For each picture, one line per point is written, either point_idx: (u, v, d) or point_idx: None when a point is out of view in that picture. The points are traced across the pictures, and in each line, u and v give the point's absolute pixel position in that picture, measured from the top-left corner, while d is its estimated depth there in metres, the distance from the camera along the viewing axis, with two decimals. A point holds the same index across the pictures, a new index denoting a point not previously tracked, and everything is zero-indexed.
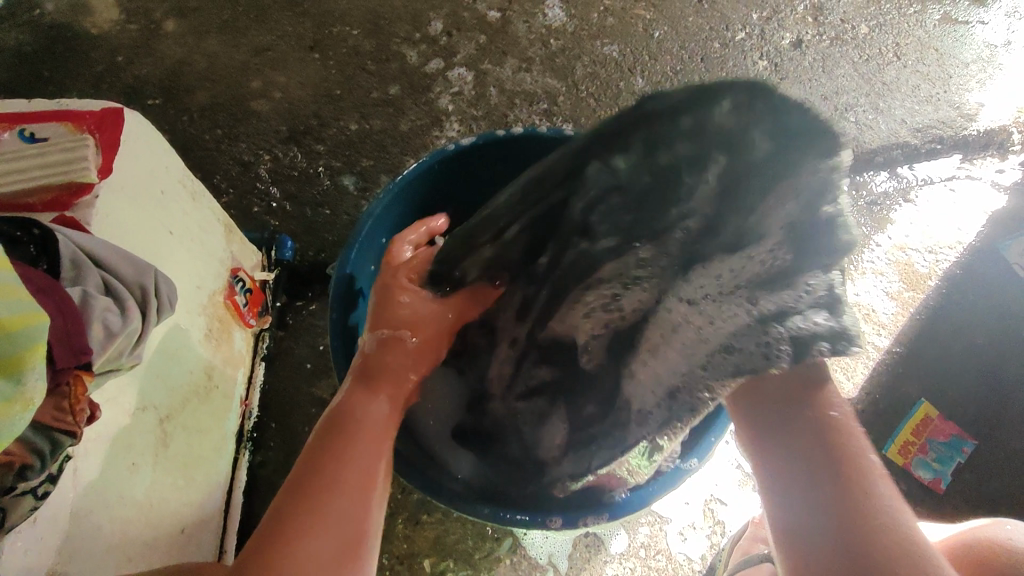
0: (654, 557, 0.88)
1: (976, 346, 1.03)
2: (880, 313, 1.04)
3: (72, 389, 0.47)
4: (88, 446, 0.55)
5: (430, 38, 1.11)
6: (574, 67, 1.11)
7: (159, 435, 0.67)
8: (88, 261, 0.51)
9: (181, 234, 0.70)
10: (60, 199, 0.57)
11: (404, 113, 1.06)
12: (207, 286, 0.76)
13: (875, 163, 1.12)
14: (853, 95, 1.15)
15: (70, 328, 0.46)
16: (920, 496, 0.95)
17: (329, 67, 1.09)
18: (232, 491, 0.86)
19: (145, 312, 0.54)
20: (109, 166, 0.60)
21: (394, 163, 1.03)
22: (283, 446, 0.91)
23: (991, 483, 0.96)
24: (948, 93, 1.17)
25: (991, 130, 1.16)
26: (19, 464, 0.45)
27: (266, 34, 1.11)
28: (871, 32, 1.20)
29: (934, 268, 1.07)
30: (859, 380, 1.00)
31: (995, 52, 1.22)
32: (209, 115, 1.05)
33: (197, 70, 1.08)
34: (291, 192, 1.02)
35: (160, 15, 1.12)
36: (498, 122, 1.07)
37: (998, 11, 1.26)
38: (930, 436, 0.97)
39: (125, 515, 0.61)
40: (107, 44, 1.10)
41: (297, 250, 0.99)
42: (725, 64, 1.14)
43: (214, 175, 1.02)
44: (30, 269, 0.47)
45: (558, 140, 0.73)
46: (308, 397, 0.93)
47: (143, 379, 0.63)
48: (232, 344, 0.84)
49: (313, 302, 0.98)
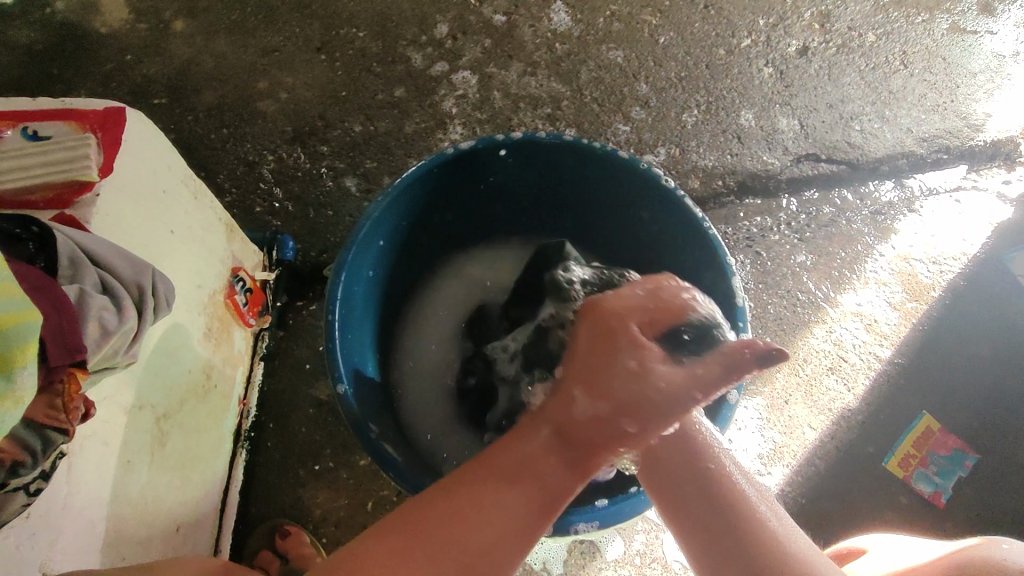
0: (649, 565, 0.88)
1: (980, 358, 1.02)
2: (882, 323, 1.03)
3: (66, 387, 0.47)
4: (83, 444, 0.55)
5: (436, 41, 1.11)
6: (579, 71, 1.11)
7: (155, 434, 0.67)
8: (85, 259, 0.52)
9: (182, 233, 0.71)
10: (62, 196, 0.57)
11: (409, 115, 1.07)
12: (208, 285, 0.76)
13: (880, 172, 1.11)
14: (860, 104, 1.14)
15: (64, 326, 0.46)
16: (921, 509, 0.94)
17: (335, 68, 1.09)
18: (229, 490, 0.86)
19: (142, 311, 0.55)
20: (109, 165, 0.60)
21: (398, 165, 1.04)
22: (280, 446, 0.91)
23: (991, 497, 0.95)
24: (955, 103, 1.16)
25: (998, 141, 1.15)
26: (10, 461, 0.45)
27: (274, 35, 1.12)
28: (878, 40, 1.19)
29: (937, 279, 1.07)
30: (859, 390, 0.99)
31: (1003, 62, 1.22)
32: (216, 115, 1.06)
33: (204, 70, 1.09)
34: (294, 193, 1.02)
35: (169, 15, 1.13)
36: (502, 126, 1.07)
37: (1007, 20, 1.25)
38: (931, 448, 0.96)
39: (119, 513, 0.61)
40: (116, 44, 1.11)
41: (299, 250, 0.99)
42: (730, 71, 1.14)
43: (218, 175, 1.03)
44: (26, 266, 0.47)
45: (560, 145, 0.73)
46: (307, 398, 0.93)
47: (139, 378, 0.63)
48: (232, 344, 0.84)
49: (313, 303, 0.98)
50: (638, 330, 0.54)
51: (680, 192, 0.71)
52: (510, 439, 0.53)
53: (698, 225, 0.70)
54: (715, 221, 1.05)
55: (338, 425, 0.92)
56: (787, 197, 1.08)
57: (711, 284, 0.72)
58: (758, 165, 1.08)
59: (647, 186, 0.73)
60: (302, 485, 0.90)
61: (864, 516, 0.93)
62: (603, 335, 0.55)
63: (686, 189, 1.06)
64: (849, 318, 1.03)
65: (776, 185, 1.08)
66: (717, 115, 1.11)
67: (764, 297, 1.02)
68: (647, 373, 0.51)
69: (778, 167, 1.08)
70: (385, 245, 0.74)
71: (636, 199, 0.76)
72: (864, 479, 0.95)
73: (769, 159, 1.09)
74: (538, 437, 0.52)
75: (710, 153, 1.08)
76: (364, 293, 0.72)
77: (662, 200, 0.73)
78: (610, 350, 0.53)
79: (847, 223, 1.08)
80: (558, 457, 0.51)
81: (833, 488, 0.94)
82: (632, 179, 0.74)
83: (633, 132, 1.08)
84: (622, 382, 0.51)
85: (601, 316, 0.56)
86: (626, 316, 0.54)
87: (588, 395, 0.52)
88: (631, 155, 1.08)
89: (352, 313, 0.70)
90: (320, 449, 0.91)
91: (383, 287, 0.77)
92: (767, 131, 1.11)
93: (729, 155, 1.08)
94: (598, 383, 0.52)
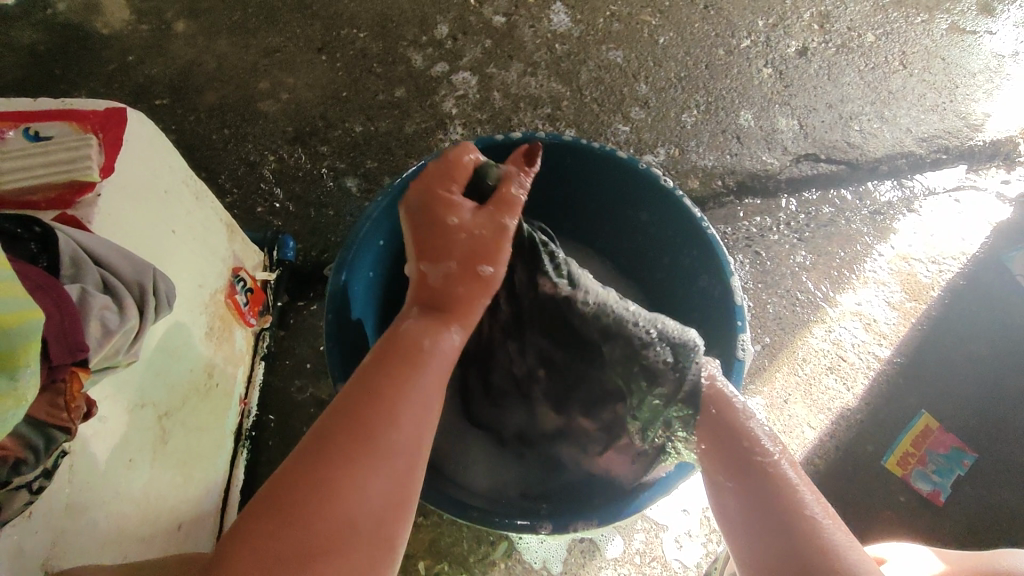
0: (649, 564, 0.88)
1: (980, 358, 1.02)
2: (881, 323, 1.03)
3: (68, 385, 0.47)
4: (85, 442, 0.55)
5: (437, 42, 1.12)
6: (579, 72, 1.11)
7: (157, 432, 0.67)
8: (88, 260, 0.52)
9: (184, 233, 0.71)
10: (64, 197, 0.58)
11: (409, 115, 1.07)
12: (209, 284, 0.76)
13: (880, 172, 1.11)
14: (859, 104, 1.15)
15: (67, 325, 0.47)
16: (921, 508, 0.94)
17: (336, 69, 1.09)
18: (230, 489, 0.86)
19: (143, 310, 0.55)
20: (111, 166, 0.60)
21: (398, 165, 1.04)
22: (282, 445, 0.91)
23: (991, 497, 0.95)
24: (954, 103, 1.17)
25: (998, 141, 1.15)
26: (13, 458, 0.46)
27: (275, 35, 1.12)
28: (877, 40, 1.20)
29: (937, 279, 1.07)
30: (858, 390, 0.99)
31: (1002, 62, 1.22)
32: (217, 115, 1.06)
33: (206, 70, 1.09)
34: (295, 193, 1.02)
35: (170, 15, 1.13)
36: (503, 126, 1.07)
37: (1006, 21, 1.25)
38: (930, 447, 0.96)
39: (121, 511, 0.61)
40: (118, 44, 1.11)
41: (300, 250, 1.00)
42: (730, 71, 1.14)
43: (220, 175, 1.03)
44: (28, 266, 0.47)
45: (559, 145, 0.73)
46: (307, 397, 0.94)
47: (141, 377, 0.63)
48: (233, 343, 0.84)
49: (314, 303, 0.98)
50: (444, 190, 0.60)
51: (679, 192, 0.71)
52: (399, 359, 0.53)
53: (697, 225, 0.71)
54: (715, 221, 1.05)
55: None
56: (786, 198, 1.08)
57: (710, 284, 0.72)
58: (758, 165, 1.08)
59: (646, 186, 0.73)
60: None
61: (864, 515, 0.93)
62: (442, 203, 0.59)
63: (686, 189, 1.07)
64: (848, 318, 1.03)
65: (775, 185, 1.08)
66: (716, 115, 1.11)
67: (764, 297, 1.03)
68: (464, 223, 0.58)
69: (777, 167, 1.09)
70: (385, 245, 0.74)
71: (636, 199, 0.76)
72: (864, 479, 0.95)
73: (768, 159, 1.09)
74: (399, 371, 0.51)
75: (709, 153, 1.08)
76: (364, 293, 0.73)
77: (661, 200, 0.73)
78: (431, 216, 0.59)
79: (846, 223, 1.08)
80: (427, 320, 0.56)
81: (832, 488, 0.94)
82: (631, 179, 0.74)
83: (633, 132, 1.08)
84: (451, 236, 0.58)
85: (449, 172, 0.61)
86: (425, 185, 0.61)
87: (429, 258, 0.58)
88: (630, 155, 1.08)
89: (353, 313, 0.70)
90: None
91: (384, 287, 0.78)
92: (766, 131, 1.11)
93: (728, 155, 1.09)
94: (440, 243, 0.58)
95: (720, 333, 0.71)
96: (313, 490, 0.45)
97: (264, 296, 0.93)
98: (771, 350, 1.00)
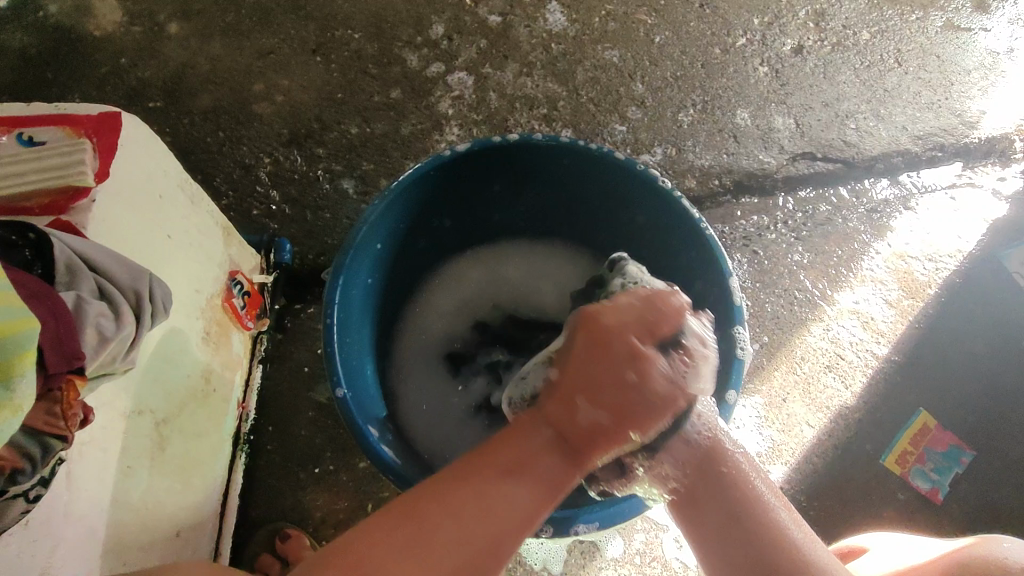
0: (649, 564, 0.88)
1: (976, 354, 1.02)
2: (878, 321, 1.03)
3: (65, 394, 0.47)
4: (82, 450, 0.55)
5: (432, 42, 1.11)
6: (575, 71, 1.11)
7: (154, 438, 0.67)
8: (82, 266, 0.52)
9: (179, 237, 0.71)
10: (57, 203, 0.57)
11: (405, 116, 1.06)
12: (205, 289, 0.76)
13: (876, 170, 1.12)
14: (854, 102, 1.15)
15: (63, 333, 0.46)
16: (920, 506, 0.94)
17: (331, 70, 1.09)
18: (229, 494, 0.86)
19: (140, 317, 0.54)
20: (106, 171, 0.60)
21: (395, 167, 1.04)
22: (280, 449, 0.91)
23: (989, 493, 0.96)
24: (949, 101, 1.17)
25: (993, 138, 1.15)
26: (10, 468, 0.45)
27: (268, 37, 1.11)
28: (872, 38, 1.20)
29: (934, 276, 1.07)
30: (856, 388, 1.00)
31: (997, 59, 1.22)
32: (212, 117, 1.06)
33: (200, 73, 1.08)
34: (291, 195, 1.02)
35: (163, 18, 1.13)
36: (499, 127, 1.07)
37: (1001, 17, 1.26)
38: (927, 445, 0.97)
39: (119, 518, 0.61)
40: (112, 47, 1.10)
41: (297, 253, 0.99)
42: (726, 70, 1.14)
43: (215, 178, 1.02)
44: (23, 274, 0.47)
45: (556, 147, 0.73)
46: (305, 400, 0.93)
47: (138, 383, 0.63)
48: (230, 347, 0.84)
49: (312, 306, 0.98)
50: (639, 341, 0.55)
51: (675, 193, 0.71)
52: (500, 459, 0.53)
53: (695, 225, 0.71)
54: (712, 221, 1.05)
55: (337, 427, 0.92)
56: (784, 196, 1.08)
57: (709, 287, 0.72)
58: (755, 164, 1.08)
59: (643, 187, 0.73)
60: (302, 487, 0.90)
61: (862, 513, 0.94)
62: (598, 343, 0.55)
63: (683, 188, 1.07)
64: (845, 316, 1.03)
65: (772, 184, 1.08)
66: (713, 114, 1.11)
67: (762, 296, 1.03)
68: (647, 378, 0.54)
69: (774, 166, 1.09)
70: (381, 249, 0.74)
71: (633, 200, 0.76)
72: (863, 477, 0.95)
73: (765, 158, 1.09)
74: (495, 463, 0.53)
75: (706, 152, 1.08)
76: (363, 297, 0.72)
77: (658, 201, 0.73)
78: (610, 358, 0.54)
79: (843, 221, 1.08)
80: (558, 454, 0.54)
81: (831, 486, 0.95)
82: (628, 180, 0.74)
83: (629, 132, 1.08)
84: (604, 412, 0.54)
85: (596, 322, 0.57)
86: (622, 331, 0.55)
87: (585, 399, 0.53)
88: (627, 154, 1.08)
89: (351, 317, 0.69)
90: (320, 452, 0.91)
91: (381, 290, 0.77)
92: (763, 130, 1.11)
93: (725, 154, 1.09)
94: (601, 388, 0.53)
95: (719, 333, 0.71)
96: (374, 525, 0.50)
97: (261, 299, 0.93)
98: (770, 349, 1.00)
